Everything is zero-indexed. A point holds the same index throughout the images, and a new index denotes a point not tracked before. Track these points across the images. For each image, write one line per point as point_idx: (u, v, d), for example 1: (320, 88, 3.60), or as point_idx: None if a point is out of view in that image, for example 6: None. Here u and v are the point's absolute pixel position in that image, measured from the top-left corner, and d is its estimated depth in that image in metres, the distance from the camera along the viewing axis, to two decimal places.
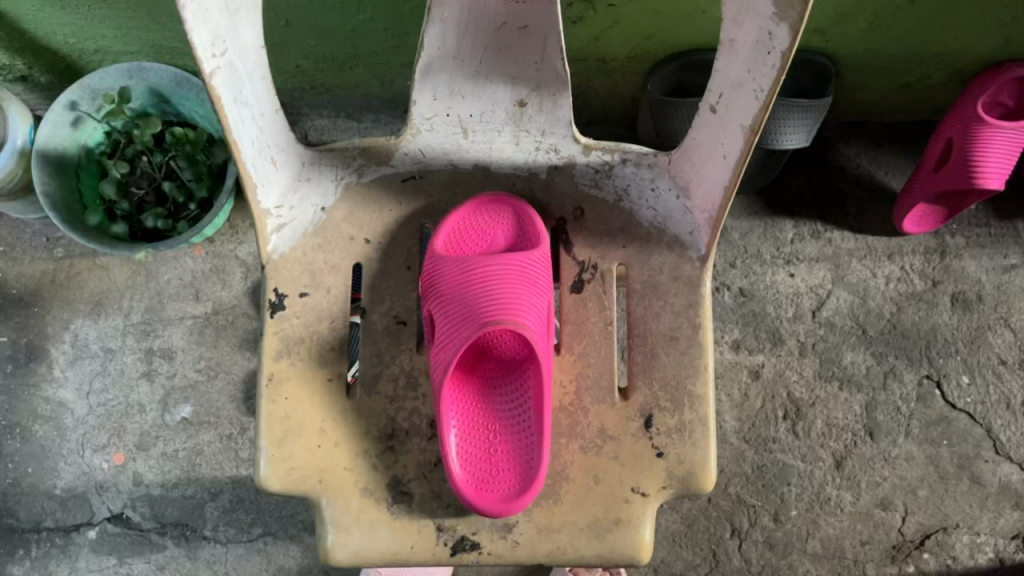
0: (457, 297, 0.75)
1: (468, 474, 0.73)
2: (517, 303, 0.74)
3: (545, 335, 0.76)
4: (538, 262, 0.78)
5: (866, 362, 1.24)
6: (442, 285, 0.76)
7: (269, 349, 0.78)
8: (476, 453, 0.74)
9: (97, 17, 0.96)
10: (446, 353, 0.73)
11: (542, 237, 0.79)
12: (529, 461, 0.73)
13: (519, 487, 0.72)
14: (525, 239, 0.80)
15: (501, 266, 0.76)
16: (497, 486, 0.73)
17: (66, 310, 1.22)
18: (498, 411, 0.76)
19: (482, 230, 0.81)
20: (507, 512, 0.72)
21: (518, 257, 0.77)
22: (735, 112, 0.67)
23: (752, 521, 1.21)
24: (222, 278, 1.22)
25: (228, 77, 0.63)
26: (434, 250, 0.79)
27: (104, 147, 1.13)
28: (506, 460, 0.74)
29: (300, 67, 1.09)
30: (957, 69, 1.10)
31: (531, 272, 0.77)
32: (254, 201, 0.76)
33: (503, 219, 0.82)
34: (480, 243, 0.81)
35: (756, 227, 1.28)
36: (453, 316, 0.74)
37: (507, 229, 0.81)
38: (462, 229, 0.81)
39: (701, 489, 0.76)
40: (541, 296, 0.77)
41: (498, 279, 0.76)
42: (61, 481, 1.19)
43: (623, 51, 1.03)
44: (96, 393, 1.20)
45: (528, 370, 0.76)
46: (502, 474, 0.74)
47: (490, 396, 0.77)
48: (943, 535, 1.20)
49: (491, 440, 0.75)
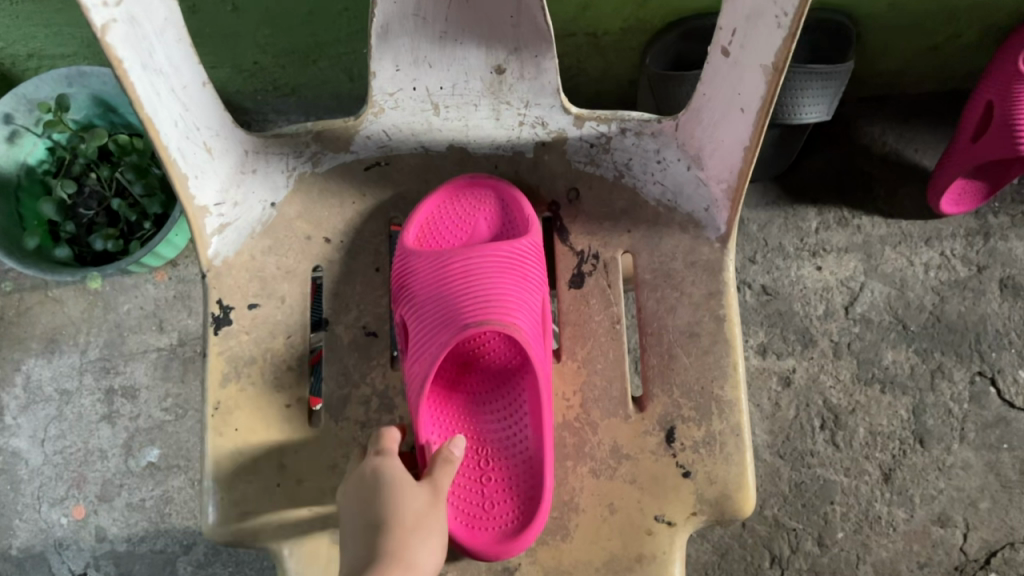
0: (434, 299, 0.63)
1: (455, 509, 0.60)
2: (504, 300, 0.63)
3: (542, 340, 0.63)
4: (531, 250, 0.66)
5: (909, 361, 1.11)
6: (416, 286, 0.64)
7: (214, 372, 0.65)
8: (462, 483, 0.61)
9: (23, 14, 0.85)
10: (422, 365, 0.61)
11: (531, 219, 0.67)
12: (530, 491, 0.60)
13: (521, 523, 0.59)
14: (513, 225, 0.69)
15: (484, 260, 0.64)
16: (490, 523, 0.59)
17: (17, 350, 1.10)
18: (491, 434, 0.63)
19: (462, 220, 0.69)
20: (505, 554, 0.58)
21: (505, 246, 0.65)
22: (753, 50, 0.55)
23: (794, 547, 1.07)
24: (188, 305, 1.11)
25: (129, 34, 0.51)
26: (404, 244, 0.67)
27: (47, 165, 1.02)
28: (502, 491, 0.61)
29: (259, 63, 0.98)
30: (990, 24, 0.98)
31: (523, 265, 0.65)
32: (186, 195, 0.63)
33: (484, 202, 0.70)
34: (460, 235, 0.69)
35: (776, 217, 1.15)
36: (426, 320, 0.63)
37: (492, 215, 0.69)
38: (437, 222, 0.69)
39: (738, 513, 0.63)
40: (534, 291, 0.65)
41: (481, 274, 0.64)
42: (17, 541, 1.06)
43: (616, 21, 0.92)
44: (52, 441, 1.08)
45: (523, 381, 0.64)
46: (497, 507, 0.60)
47: (481, 416, 0.64)
48: (1010, 552, 1.06)
49: (482, 467, 0.62)
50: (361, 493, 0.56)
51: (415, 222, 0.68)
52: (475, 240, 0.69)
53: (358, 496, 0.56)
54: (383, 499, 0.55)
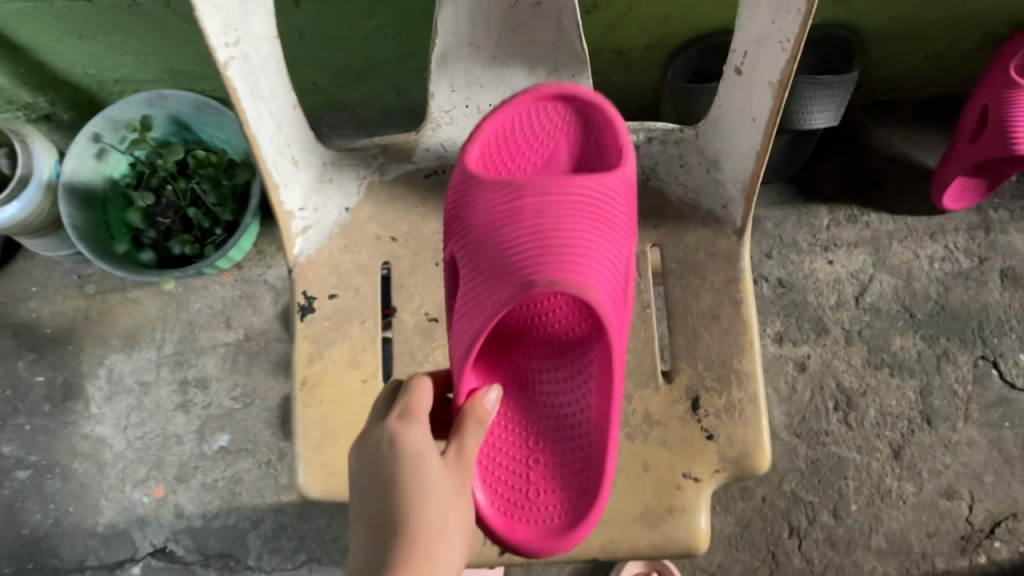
0: (497, 247, 0.64)
1: (497, 498, 0.64)
2: (582, 254, 0.62)
3: (619, 304, 0.65)
4: (619, 190, 0.66)
5: (916, 347, 1.20)
6: (480, 229, 0.65)
7: (302, 354, 0.76)
8: (503, 473, 0.65)
9: (115, 44, 0.95)
10: (482, 320, 0.61)
11: (630, 157, 0.68)
12: (581, 485, 0.64)
13: (570, 518, 0.63)
14: (599, 149, 0.70)
15: (564, 200, 0.64)
16: (532, 515, 0.64)
17: (100, 346, 1.21)
18: (547, 413, 0.68)
19: (535, 135, 0.70)
20: (551, 551, 0.62)
21: (594, 182, 0.65)
22: (760, 69, 0.65)
23: (811, 518, 1.16)
24: (252, 304, 1.22)
25: (243, 69, 0.61)
26: (469, 170, 0.67)
27: (129, 179, 1.13)
28: (547, 480, 0.65)
29: (318, 83, 1.09)
30: (986, 33, 1.07)
31: (608, 208, 0.65)
32: (277, 202, 0.74)
33: (566, 115, 0.70)
34: (532, 150, 0.70)
35: (790, 215, 1.25)
36: (493, 267, 0.63)
37: (570, 136, 0.70)
38: (505, 134, 0.70)
39: (756, 470, 0.73)
40: (618, 242, 0.66)
41: (560, 217, 0.63)
42: (103, 518, 1.17)
43: (640, 39, 1.01)
44: (133, 427, 1.19)
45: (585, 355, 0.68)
46: (542, 499, 0.64)
47: (540, 386, 0.69)
48: (1013, 521, 1.14)
49: (529, 456, 0.66)
50: (382, 459, 0.55)
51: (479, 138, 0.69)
52: (548, 159, 0.70)
53: (379, 463, 0.55)
54: (412, 472, 0.54)
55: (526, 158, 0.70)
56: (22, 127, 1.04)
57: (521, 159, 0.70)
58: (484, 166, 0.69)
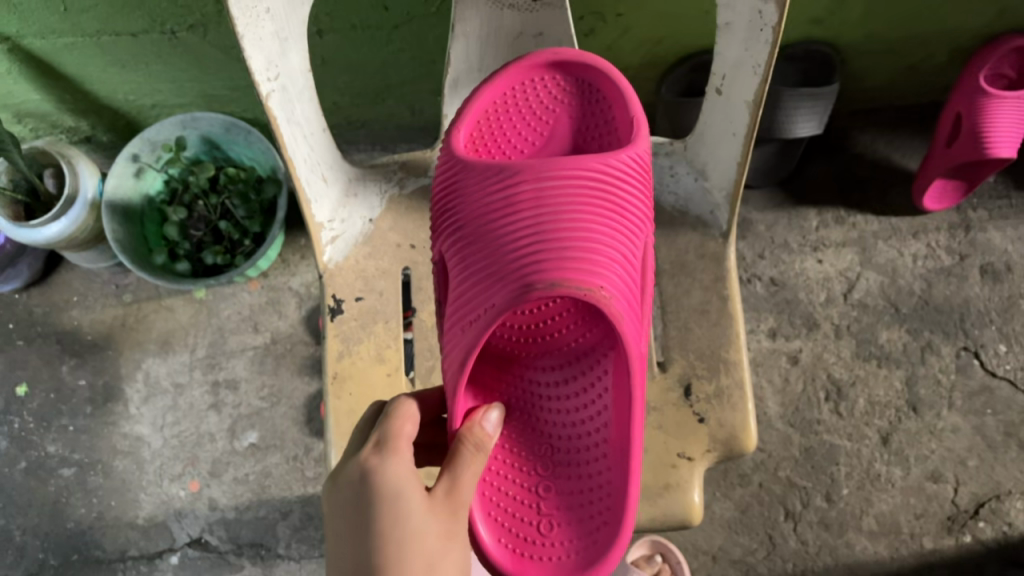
0: (493, 246, 0.64)
1: (506, 538, 0.66)
2: (587, 249, 0.62)
3: (632, 292, 0.65)
4: (625, 166, 0.66)
5: (902, 340, 1.27)
6: (475, 226, 0.66)
7: (332, 351, 0.84)
8: (514, 512, 0.68)
9: (154, 73, 1.05)
10: (480, 323, 0.62)
11: (641, 128, 0.68)
12: (598, 517, 0.66)
13: (586, 555, 0.65)
14: (603, 117, 0.73)
15: (565, 184, 0.64)
16: (542, 554, 0.66)
17: (137, 351, 1.30)
18: (558, 422, 0.70)
19: (532, 111, 0.74)
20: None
21: (596, 161, 0.65)
22: (737, 90, 0.73)
23: (805, 502, 1.23)
24: (278, 309, 1.30)
25: (281, 100, 0.70)
26: (462, 161, 0.68)
27: (164, 196, 1.22)
28: (558, 511, 0.67)
29: (338, 104, 1.17)
30: (956, 47, 1.15)
31: (613, 188, 0.65)
32: (309, 214, 0.82)
33: (564, 85, 0.75)
34: (529, 129, 0.74)
35: (781, 218, 1.32)
36: (494, 266, 0.63)
37: (569, 107, 0.74)
38: (503, 115, 0.74)
39: (744, 450, 0.80)
40: (626, 224, 0.66)
41: (559, 209, 0.63)
42: (142, 512, 1.26)
43: (635, 59, 1.10)
44: (169, 426, 1.28)
45: (593, 353, 0.70)
46: (556, 533, 0.67)
47: (547, 382, 0.72)
48: (996, 502, 1.21)
49: (539, 487, 0.69)
50: (355, 497, 0.58)
51: (468, 118, 0.73)
52: (548, 133, 0.74)
53: (354, 499, 0.58)
54: (385, 510, 0.57)
55: (523, 136, 0.74)
56: (67, 148, 1.13)
57: (519, 135, 0.74)
58: (475, 147, 0.74)
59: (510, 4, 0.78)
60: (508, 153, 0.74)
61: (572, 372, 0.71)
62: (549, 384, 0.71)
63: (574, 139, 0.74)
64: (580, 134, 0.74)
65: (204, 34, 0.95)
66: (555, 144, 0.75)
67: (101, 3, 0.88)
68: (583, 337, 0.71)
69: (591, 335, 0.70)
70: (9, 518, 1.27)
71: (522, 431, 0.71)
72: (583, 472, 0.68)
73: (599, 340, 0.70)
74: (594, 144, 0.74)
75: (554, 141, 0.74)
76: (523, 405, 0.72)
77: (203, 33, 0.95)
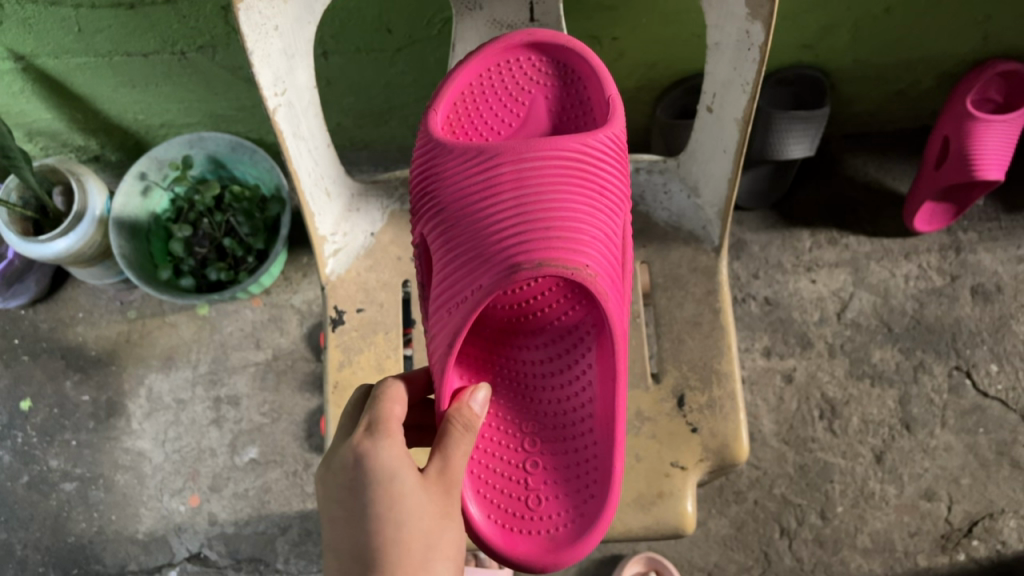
0: (476, 230, 0.66)
1: (495, 514, 0.67)
2: (573, 232, 0.64)
3: (614, 269, 0.67)
4: (603, 146, 0.69)
5: (895, 359, 1.29)
6: (456, 211, 0.67)
7: (333, 361, 0.86)
8: (504, 490, 0.69)
9: (164, 94, 1.08)
10: (467, 307, 0.64)
11: (617, 107, 0.71)
12: (588, 492, 0.68)
13: (576, 528, 0.67)
14: (579, 98, 0.76)
15: (548, 164, 0.65)
16: (532, 529, 0.67)
17: (140, 366, 1.32)
18: (544, 399, 0.73)
19: (509, 91, 0.76)
20: (559, 565, 0.65)
21: (577, 142, 0.67)
22: (727, 107, 0.76)
23: (799, 519, 1.24)
24: (280, 326, 1.32)
25: (287, 114, 0.72)
26: (440, 146, 0.70)
27: (169, 214, 1.24)
28: (547, 486, 0.69)
29: (342, 124, 1.20)
30: (944, 72, 1.18)
31: (591, 166, 0.67)
32: (312, 226, 0.85)
33: (542, 65, 0.76)
34: (507, 112, 0.77)
35: (774, 239, 1.35)
36: (480, 249, 0.65)
37: (545, 87, 0.76)
38: (477, 99, 0.76)
39: (735, 459, 0.82)
40: (605, 203, 0.68)
41: (541, 191, 0.64)
42: (143, 526, 1.27)
43: (630, 81, 1.13)
44: (171, 441, 1.29)
45: (578, 332, 0.72)
46: (544, 508, 0.68)
47: (530, 360, 0.74)
48: (989, 521, 1.22)
49: (526, 465, 0.70)
50: (348, 481, 0.59)
51: (444, 102, 0.75)
52: (525, 115, 0.77)
53: (348, 483, 0.59)
54: (380, 495, 0.58)
55: (500, 117, 0.77)
56: (76, 166, 1.16)
57: (495, 118, 0.77)
58: (454, 130, 0.76)
59: (509, 24, 0.81)
60: (486, 136, 0.76)
61: (557, 352, 0.73)
62: (533, 365, 0.74)
63: (551, 119, 0.77)
64: (557, 115, 0.77)
65: (213, 55, 0.99)
66: (532, 125, 0.77)
67: (113, 25, 0.92)
68: (566, 316, 0.72)
69: (574, 312, 0.72)
70: (11, 531, 1.28)
71: (509, 408, 0.73)
72: (570, 446, 0.71)
73: (582, 318, 0.72)
74: (571, 125, 0.76)
75: (530, 121, 0.77)
76: (509, 384, 0.74)
77: (211, 54, 0.98)
